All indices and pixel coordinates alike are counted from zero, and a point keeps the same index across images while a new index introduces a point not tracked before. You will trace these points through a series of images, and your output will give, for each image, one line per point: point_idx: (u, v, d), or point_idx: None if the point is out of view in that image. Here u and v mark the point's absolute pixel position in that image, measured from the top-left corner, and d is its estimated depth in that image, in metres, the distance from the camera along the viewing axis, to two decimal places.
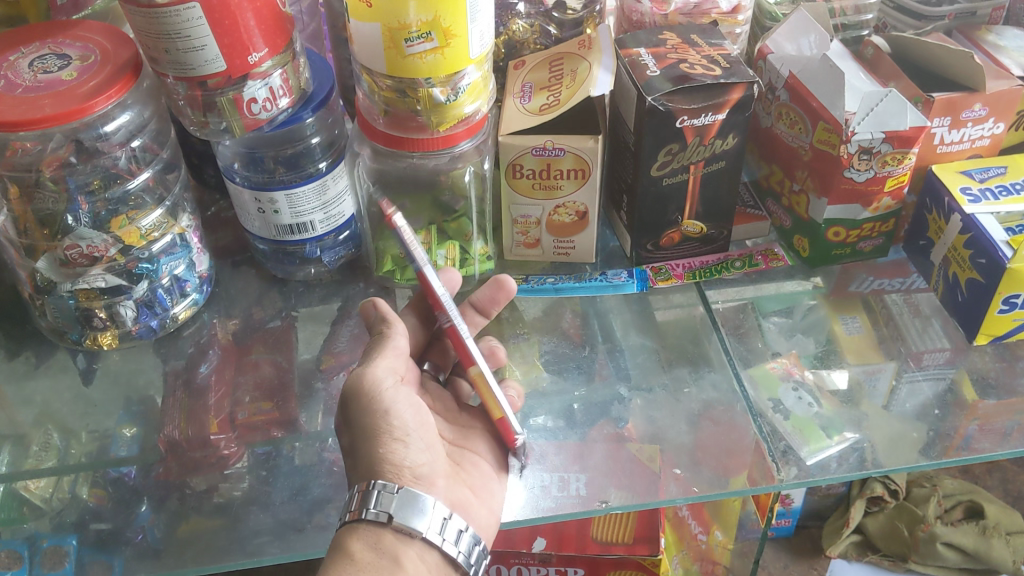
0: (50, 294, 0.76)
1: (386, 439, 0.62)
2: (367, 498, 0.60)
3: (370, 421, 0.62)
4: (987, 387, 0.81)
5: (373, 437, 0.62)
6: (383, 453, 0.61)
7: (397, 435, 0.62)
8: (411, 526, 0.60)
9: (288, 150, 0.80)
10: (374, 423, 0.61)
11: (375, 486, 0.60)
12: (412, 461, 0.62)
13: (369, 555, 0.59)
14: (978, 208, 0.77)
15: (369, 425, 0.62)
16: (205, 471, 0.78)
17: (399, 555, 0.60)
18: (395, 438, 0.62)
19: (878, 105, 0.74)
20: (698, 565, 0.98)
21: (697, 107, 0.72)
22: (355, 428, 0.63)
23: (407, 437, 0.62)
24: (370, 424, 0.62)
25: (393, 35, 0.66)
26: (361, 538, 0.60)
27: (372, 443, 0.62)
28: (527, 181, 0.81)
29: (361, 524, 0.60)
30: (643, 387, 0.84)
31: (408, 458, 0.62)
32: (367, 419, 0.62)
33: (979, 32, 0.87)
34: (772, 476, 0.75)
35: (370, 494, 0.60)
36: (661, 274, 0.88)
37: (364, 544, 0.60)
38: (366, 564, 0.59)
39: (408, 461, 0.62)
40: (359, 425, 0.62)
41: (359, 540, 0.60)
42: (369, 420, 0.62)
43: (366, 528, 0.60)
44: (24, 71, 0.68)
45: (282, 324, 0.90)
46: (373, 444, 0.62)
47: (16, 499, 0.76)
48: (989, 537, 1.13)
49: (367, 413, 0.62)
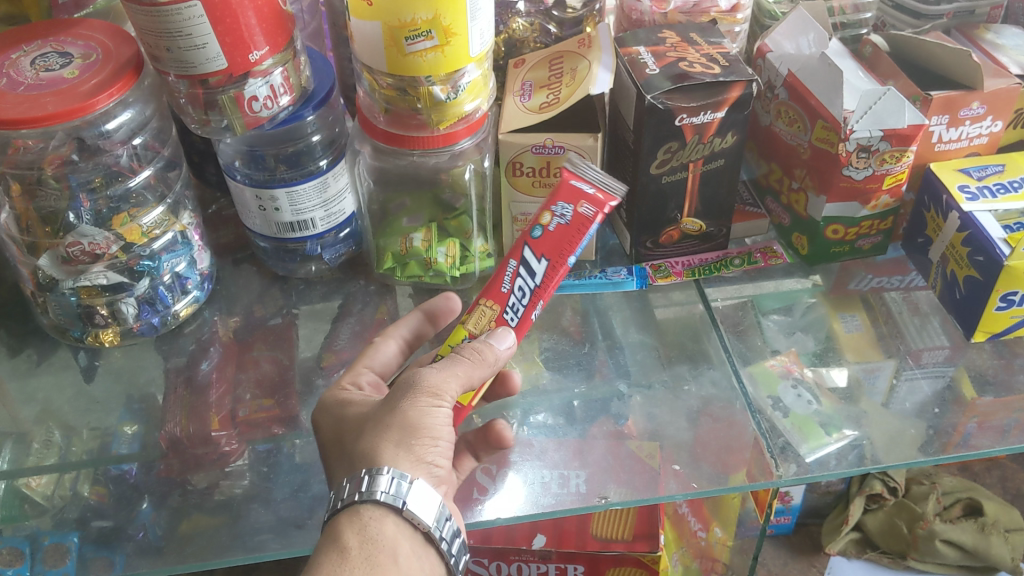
0: (52, 291, 0.77)
1: (424, 436, 0.61)
2: (379, 482, 0.58)
3: (416, 417, 0.60)
4: (985, 384, 0.82)
5: (410, 431, 0.61)
6: (412, 445, 0.60)
7: (432, 436, 0.61)
8: (419, 517, 0.60)
9: (289, 148, 0.80)
10: (417, 418, 0.60)
11: (389, 471, 0.59)
12: (432, 461, 0.62)
13: (365, 548, 0.58)
14: (975, 206, 0.77)
15: (414, 420, 0.60)
16: (206, 467, 0.78)
17: (396, 551, 0.59)
18: (430, 437, 0.61)
19: (875, 104, 0.74)
20: (697, 561, 0.98)
21: (696, 105, 0.73)
22: (391, 413, 0.61)
23: (438, 439, 0.62)
24: (414, 419, 0.60)
25: (393, 33, 0.66)
26: (358, 531, 0.59)
27: (408, 434, 0.60)
28: (526, 179, 0.81)
29: (364, 508, 0.59)
30: (642, 384, 0.84)
31: (430, 456, 0.62)
32: (417, 417, 0.60)
33: (977, 31, 0.88)
34: (771, 472, 0.75)
35: (382, 478, 0.59)
36: (660, 272, 0.89)
37: (357, 535, 0.59)
38: (360, 559, 0.57)
39: (429, 459, 0.61)
40: (404, 416, 0.60)
41: (355, 531, 0.59)
42: (415, 415, 0.60)
43: (368, 512, 0.59)
44: (26, 69, 0.68)
45: (283, 322, 0.90)
46: (408, 435, 0.60)
47: (18, 497, 0.77)
48: (988, 534, 1.13)
49: (421, 412, 0.60)
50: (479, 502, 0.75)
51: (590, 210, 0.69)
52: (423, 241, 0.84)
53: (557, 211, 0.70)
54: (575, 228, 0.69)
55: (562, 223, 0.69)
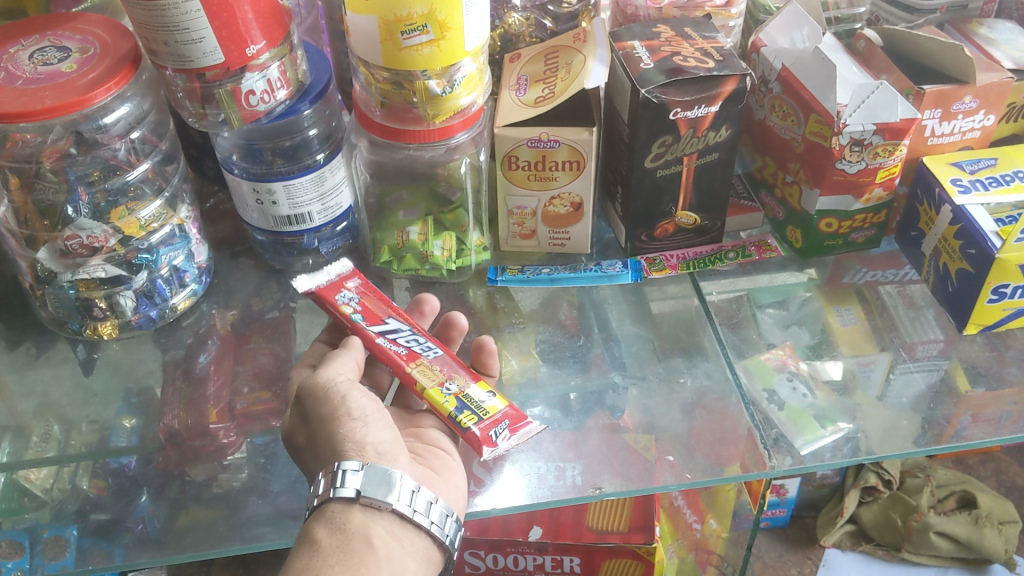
0: (51, 284, 0.77)
1: (347, 419, 0.63)
2: (334, 479, 0.60)
3: (326, 410, 0.63)
4: (977, 375, 0.82)
5: (334, 421, 0.63)
6: (343, 432, 0.62)
7: (356, 415, 0.63)
8: (378, 499, 0.59)
9: (286, 142, 0.81)
10: (333, 410, 0.63)
11: (339, 466, 0.60)
12: (375, 439, 0.63)
13: (336, 538, 0.58)
14: (967, 199, 0.77)
15: (326, 412, 0.63)
16: (204, 460, 0.79)
17: (369, 537, 0.59)
18: (355, 417, 0.63)
19: (869, 97, 0.75)
20: (693, 553, 0.98)
21: (689, 99, 0.73)
22: (312, 420, 0.64)
23: (367, 418, 0.64)
24: (330, 410, 0.63)
25: (389, 28, 0.66)
26: (326, 524, 0.59)
27: (333, 425, 0.63)
28: (522, 173, 0.82)
29: (329, 506, 0.60)
30: (637, 376, 0.85)
31: (370, 436, 0.63)
32: (327, 408, 0.63)
33: (970, 25, 0.88)
34: (763, 463, 0.75)
35: (335, 475, 0.60)
36: (655, 265, 0.90)
37: (327, 529, 0.59)
38: (331, 548, 0.57)
39: (370, 439, 0.63)
40: (317, 413, 0.64)
41: (324, 525, 0.60)
42: (329, 407, 0.63)
43: (333, 507, 0.60)
44: (24, 63, 0.68)
45: (280, 314, 0.91)
46: (334, 428, 0.63)
47: (17, 490, 0.77)
48: (982, 526, 1.14)
49: (324, 403, 0.64)
50: (474, 494, 0.74)
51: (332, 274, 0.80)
52: (418, 234, 0.85)
53: (345, 302, 0.78)
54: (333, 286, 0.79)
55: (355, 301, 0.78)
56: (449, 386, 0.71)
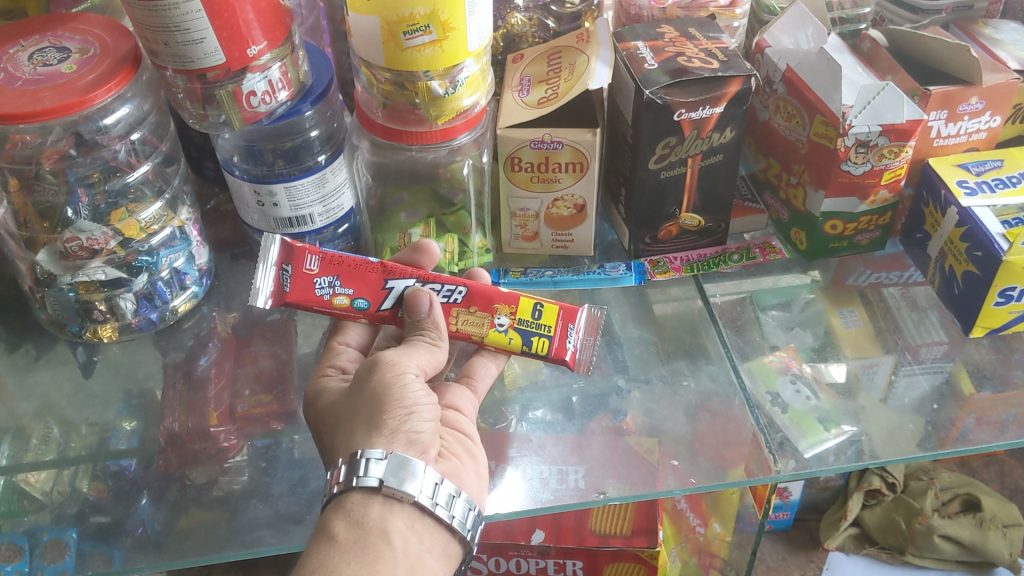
0: (50, 286, 0.76)
1: (394, 407, 0.61)
2: (356, 467, 0.58)
3: (380, 390, 0.62)
4: (982, 379, 0.82)
5: (379, 407, 0.61)
6: (385, 418, 0.61)
7: (406, 404, 0.62)
8: (400, 491, 0.58)
9: (287, 143, 0.80)
10: (382, 392, 0.62)
11: (363, 455, 0.58)
12: (411, 429, 0.61)
13: (352, 533, 0.57)
14: (974, 201, 0.77)
15: (378, 392, 0.62)
16: (205, 462, 0.78)
17: (386, 531, 0.58)
18: (404, 407, 0.61)
19: (874, 99, 0.74)
20: (695, 556, 0.97)
21: (694, 100, 0.72)
22: (362, 393, 0.63)
23: (414, 409, 0.62)
24: (381, 392, 0.62)
25: (391, 28, 0.66)
26: (344, 517, 0.58)
27: (378, 409, 0.61)
28: (525, 175, 0.81)
29: (347, 497, 0.59)
30: (640, 379, 0.84)
31: (410, 425, 0.61)
32: (384, 391, 0.62)
33: (975, 26, 0.88)
34: (768, 467, 0.75)
35: (357, 463, 0.58)
36: (658, 267, 0.89)
37: (345, 523, 0.58)
38: (348, 544, 0.56)
39: (407, 427, 0.61)
40: (372, 390, 0.62)
41: (340, 520, 0.58)
42: (381, 389, 0.62)
43: (352, 498, 0.59)
44: (24, 64, 0.68)
45: (281, 317, 0.91)
46: (377, 412, 0.61)
47: (16, 492, 0.77)
48: (986, 529, 1.13)
49: (382, 385, 0.62)
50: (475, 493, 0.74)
51: (315, 259, 0.72)
52: (421, 236, 0.83)
53: (330, 292, 0.72)
54: (345, 270, 0.72)
55: (338, 279, 0.72)
56: (499, 319, 0.74)
